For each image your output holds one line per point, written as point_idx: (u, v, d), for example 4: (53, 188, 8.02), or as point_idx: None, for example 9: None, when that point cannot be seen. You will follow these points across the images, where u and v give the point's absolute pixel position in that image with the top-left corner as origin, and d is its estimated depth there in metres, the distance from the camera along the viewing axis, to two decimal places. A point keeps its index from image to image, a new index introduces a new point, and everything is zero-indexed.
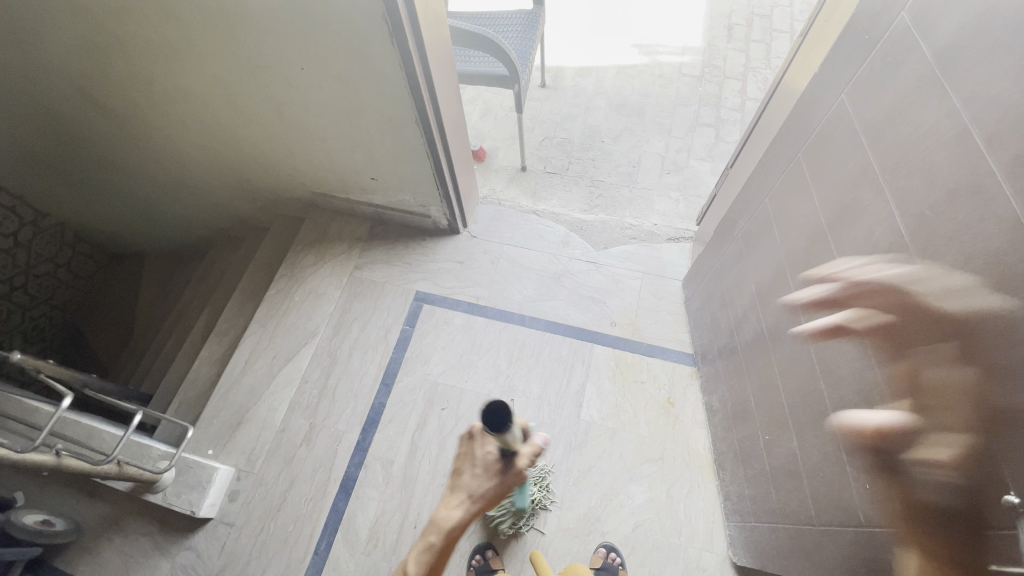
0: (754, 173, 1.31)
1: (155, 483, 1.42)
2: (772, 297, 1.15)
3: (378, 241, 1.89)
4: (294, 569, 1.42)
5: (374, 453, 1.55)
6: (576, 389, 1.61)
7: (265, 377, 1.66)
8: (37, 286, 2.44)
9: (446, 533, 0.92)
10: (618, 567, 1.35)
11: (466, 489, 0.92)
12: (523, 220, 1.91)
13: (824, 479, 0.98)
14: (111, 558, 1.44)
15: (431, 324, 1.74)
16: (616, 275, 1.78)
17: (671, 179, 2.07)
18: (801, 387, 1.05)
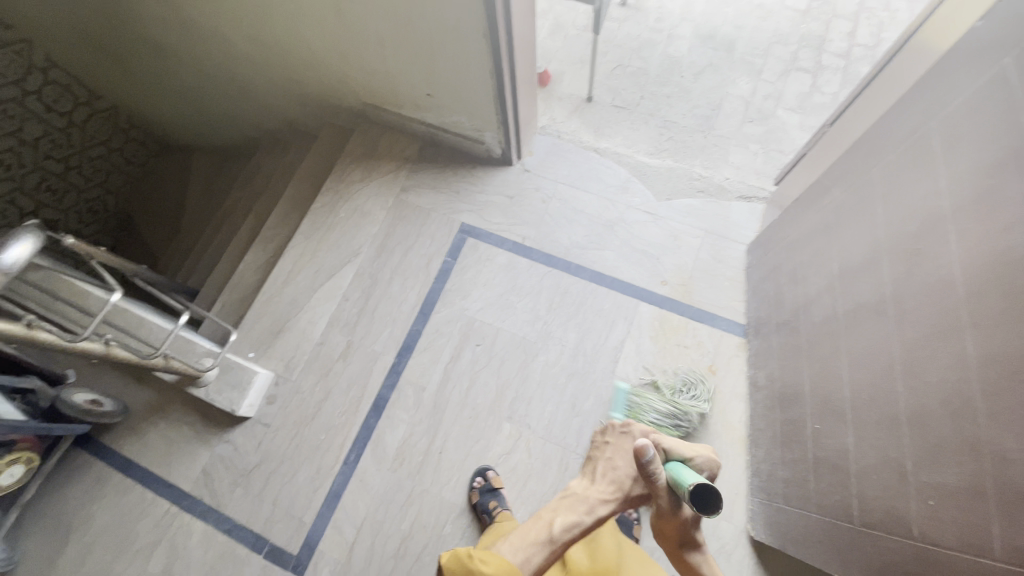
0: (862, 137, 1.14)
1: (198, 378, 1.49)
2: (857, 281, 1.04)
3: (427, 164, 1.80)
4: (324, 474, 1.49)
5: (407, 378, 1.57)
6: (615, 344, 1.56)
7: (306, 290, 1.67)
8: (91, 168, 2.54)
9: (594, 513, 0.96)
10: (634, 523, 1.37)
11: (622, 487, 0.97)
12: (582, 158, 1.78)
13: (878, 482, 0.92)
14: (158, 439, 1.55)
15: (474, 258, 1.68)
16: (675, 230, 1.66)
17: (752, 129, 1.87)
18: (871, 384, 0.96)
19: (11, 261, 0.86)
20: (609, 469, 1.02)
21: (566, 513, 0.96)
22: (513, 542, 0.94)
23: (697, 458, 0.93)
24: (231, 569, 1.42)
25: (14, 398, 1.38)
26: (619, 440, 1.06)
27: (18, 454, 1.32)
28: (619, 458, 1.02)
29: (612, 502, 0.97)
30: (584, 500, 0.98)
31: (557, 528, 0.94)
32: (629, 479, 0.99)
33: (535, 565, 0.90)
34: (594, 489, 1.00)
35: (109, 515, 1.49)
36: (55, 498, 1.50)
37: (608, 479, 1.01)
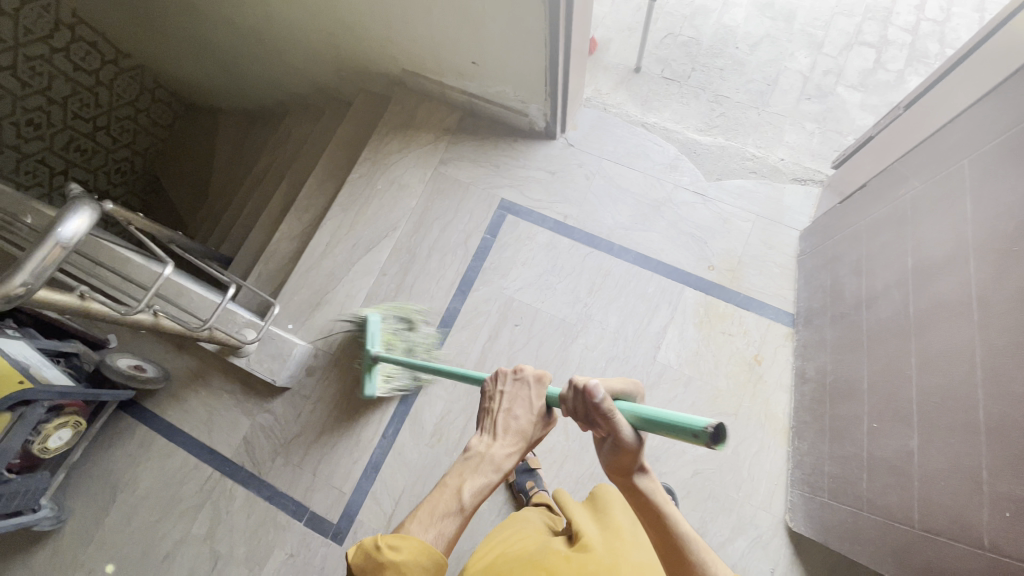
0: (952, 123, 1.05)
1: (240, 348, 1.49)
2: (936, 278, 0.99)
3: (466, 136, 1.74)
4: (363, 447, 1.51)
5: (445, 355, 1.56)
6: (657, 329, 1.53)
7: (344, 263, 1.65)
8: (119, 129, 2.50)
9: (503, 468, 0.82)
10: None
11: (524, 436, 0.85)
12: (629, 133, 1.71)
13: (946, 488, 0.89)
14: (199, 406, 1.58)
15: (514, 236, 1.64)
16: (725, 213, 1.60)
17: (809, 107, 1.77)
18: (944, 387, 0.92)
19: (71, 234, 0.83)
20: (509, 420, 0.86)
21: (476, 478, 0.80)
22: (425, 516, 0.76)
23: (621, 390, 0.77)
24: (273, 535, 1.46)
25: (59, 361, 1.41)
26: (512, 389, 0.88)
27: (66, 418, 1.34)
28: (519, 406, 0.87)
29: (518, 453, 0.84)
30: (490, 461, 0.82)
31: (468, 494, 0.78)
32: (533, 427, 0.86)
33: (450, 539, 0.75)
34: (499, 445, 0.84)
35: (153, 478, 1.53)
36: (101, 459, 1.55)
37: (508, 431, 0.85)
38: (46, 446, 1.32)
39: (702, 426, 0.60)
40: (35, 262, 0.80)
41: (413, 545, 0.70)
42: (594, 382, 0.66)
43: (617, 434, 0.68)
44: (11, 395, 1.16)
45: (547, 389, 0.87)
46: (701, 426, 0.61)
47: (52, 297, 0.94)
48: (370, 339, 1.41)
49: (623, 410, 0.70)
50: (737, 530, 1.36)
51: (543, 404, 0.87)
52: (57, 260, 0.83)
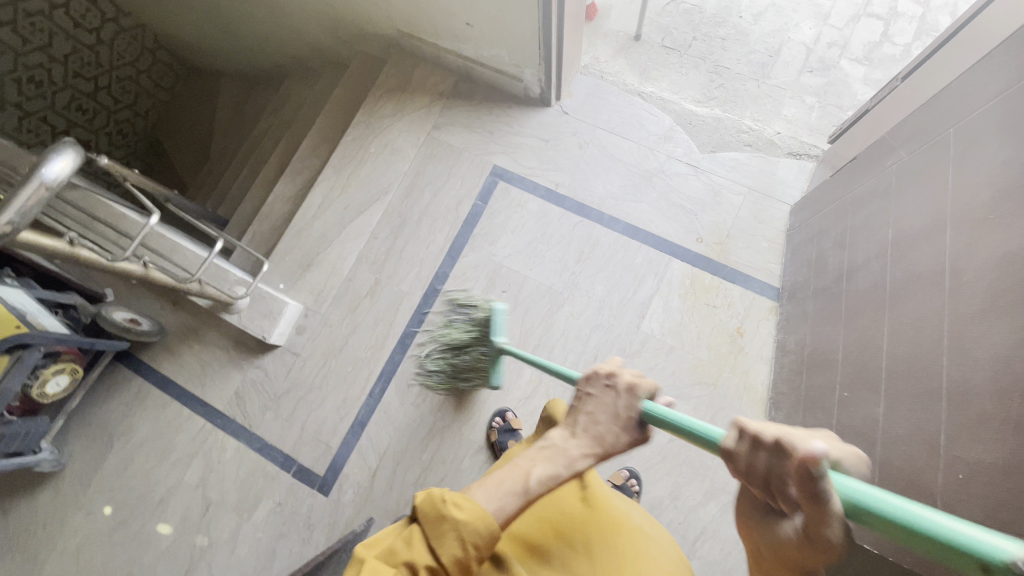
0: (943, 94, 1.04)
1: (231, 305, 1.52)
2: (913, 250, 0.99)
3: (461, 100, 1.73)
4: (351, 404, 1.55)
5: (433, 318, 1.59)
6: (642, 299, 1.54)
7: (336, 225, 1.66)
8: (120, 90, 2.51)
9: (576, 467, 0.72)
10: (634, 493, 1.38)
11: (603, 442, 0.75)
12: (624, 102, 1.69)
13: (904, 453, 0.91)
14: (192, 360, 1.62)
15: (504, 204, 1.65)
16: (717, 185, 1.59)
17: (811, 81, 1.74)
18: (912, 355, 0.93)
19: (55, 175, 0.85)
20: (591, 424, 0.77)
21: (547, 465, 0.71)
22: (490, 482, 0.68)
23: (844, 460, 0.56)
24: (262, 485, 1.51)
25: (58, 312, 1.45)
26: (601, 393, 0.79)
27: (63, 364, 1.39)
28: (604, 413, 0.77)
29: (595, 457, 0.74)
30: (566, 455, 0.73)
31: (535, 480, 0.69)
32: (614, 434, 0.76)
33: (511, 516, 0.67)
34: (577, 444, 0.74)
35: (148, 427, 1.58)
36: (98, 407, 1.60)
37: (587, 432, 0.76)
38: (44, 391, 1.37)
39: (998, 559, 0.43)
40: (21, 202, 0.82)
41: (473, 510, 0.63)
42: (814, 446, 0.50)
43: (820, 526, 0.52)
44: (7, 338, 1.20)
45: (638, 402, 0.78)
46: (998, 560, 0.43)
47: (42, 241, 0.97)
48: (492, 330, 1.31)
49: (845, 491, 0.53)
50: (709, 495, 1.40)
51: (631, 417, 0.78)
52: (42, 202, 0.85)
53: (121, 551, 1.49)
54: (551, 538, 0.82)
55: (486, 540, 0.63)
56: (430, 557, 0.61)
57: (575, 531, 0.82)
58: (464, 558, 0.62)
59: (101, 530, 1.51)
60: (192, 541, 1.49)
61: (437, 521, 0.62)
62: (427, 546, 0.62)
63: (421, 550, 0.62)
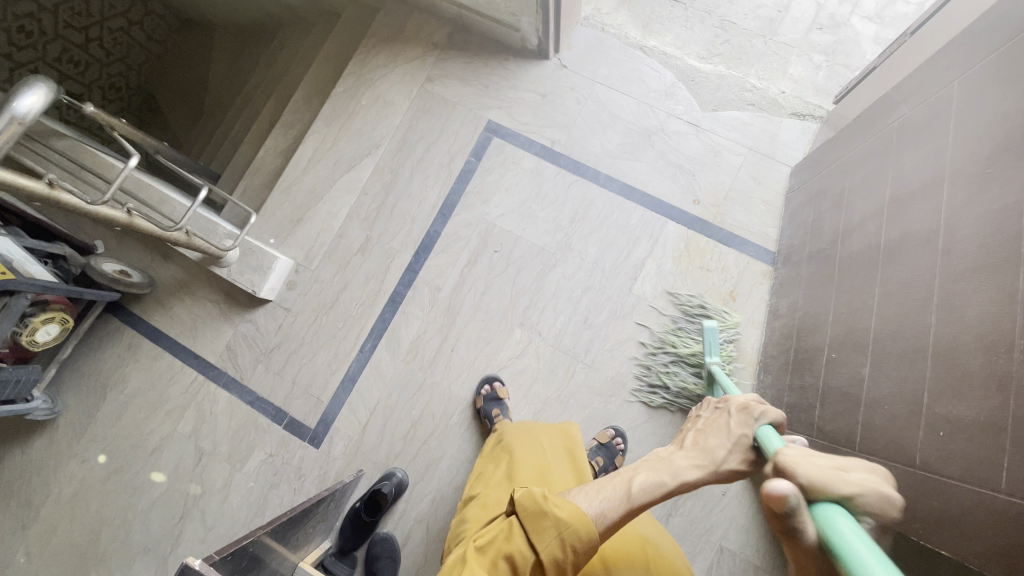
0: (950, 45, 0.99)
1: (221, 259, 1.50)
2: (909, 208, 0.96)
3: (455, 52, 1.68)
4: (341, 359, 1.55)
5: (424, 277, 1.57)
6: (636, 261, 1.52)
7: (327, 180, 1.63)
8: (112, 41, 2.42)
9: (682, 478, 0.72)
10: (618, 452, 1.40)
11: (714, 458, 0.73)
12: (626, 56, 1.63)
13: (889, 412, 0.91)
14: (183, 313, 1.62)
15: (498, 161, 1.61)
16: (717, 145, 1.55)
17: (819, 38, 1.67)
18: (901, 314, 0.92)
19: (26, 109, 0.82)
20: (701, 439, 0.76)
21: (649, 476, 0.73)
22: (590, 489, 0.74)
23: (856, 497, 0.57)
24: (253, 437, 1.53)
25: (47, 262, 1.44)
26: (711, 413, 0.79)
27: (52, 313, 1.38)
28: (716, 431, 0.76)
29: (707, 471, 0.73)
30: (670, 466, 0.74)
31: (637, 484, 0.72)
32: (725, 452, 0.74)
33: (612, 523, 0.70)
34: (685, 457, 0.74)
35: (140, 379, 1.59)
36: (90, 358, 1.61)
37: (696, 447, 0.76)
38: (34, 339, 1.37)
39: None
40: None
41: (576, 511, 0.69)
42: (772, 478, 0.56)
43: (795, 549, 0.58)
44: None
45: (755, 421, 0.74)
46: None
47: (17, 180, 0.95)
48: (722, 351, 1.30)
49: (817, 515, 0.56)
50: None
51: (747, 438, 0.73)
52: (14, 136, 0.82)
53: (116, 498, 1.53)
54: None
55: (583, 541, 0.68)
56: (528, 548, 0.68)
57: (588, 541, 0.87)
58: (561, 555, 0.68)
59: (97, 477, 1.54)
60: (186, 490, 1.52)
61: (538, 515, 0.69)
62: (525, 537, 0.69)
63: (521, 542, 0.68)
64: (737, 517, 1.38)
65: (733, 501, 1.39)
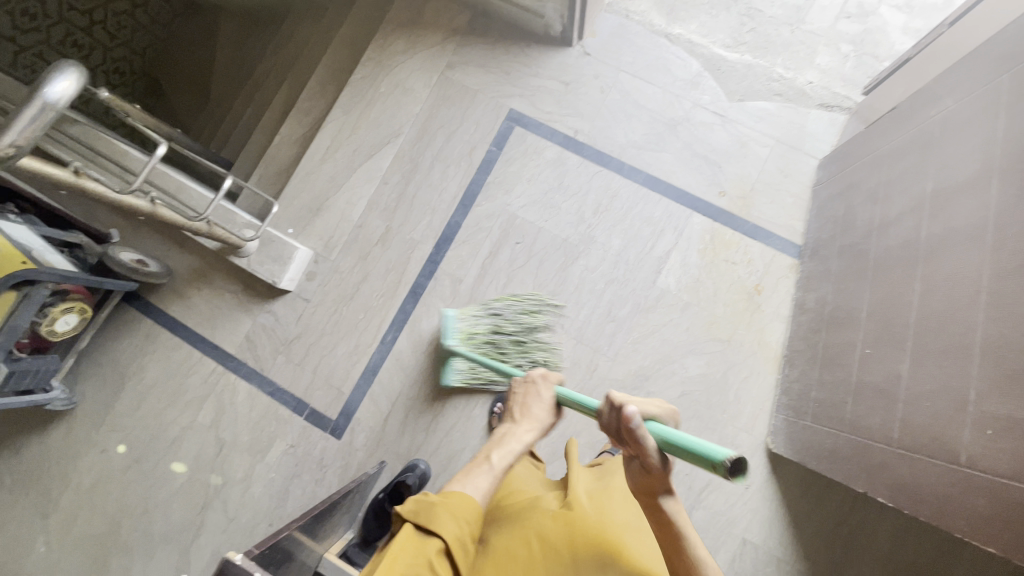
0: (998, 36, 0.97)
1: (241, 249, 1.48)
2: (956, 203, 0.95)
3: (476, 38, 1.64)
4: (362, 351, 1.54)
5: (445, 268, 1.56)
6: (660, 253, 1.50)
7: (346, 169, 1.61)
8: (116, 24, 2.37)
9: (524, 439, 1.00)
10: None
11: (538, 420, 1.04)
12: (651, 44, 1.60)
13: (931, 409, 0.90)
14: (201, 303, 1.61)
15: (521, 150, 1.59)
16: (744, 136, 1.53)
17: (847, 27, 1.64)
18: (946, 311, 0.91)
19: (58, 96, 0.80)
20: (527, 408, 1.06)
21: (503, 451, 0.97)
22: (463, 480, 0.91)
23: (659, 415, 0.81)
24: (274, 427, 1.53)
25: (64, 251, 1.42)
26: (527, 387, 1.09)
27: (71, 303, 1.37)
28: (534, 399, 1.07)
29: (536, 429, 1.03)
30: (515, 436, 1.00)
31: (496, 456, 0.96)
32: (543, 412, 1.05)
33: (487, 490, 0.90)
34: (522, 426, 1.02)
35: (159, 369, 1.58)
36: (107, 348, 1.59)
37: (525, 416, 1.05)
38: (53, 329, 1.36)
39: (719, 459, 0.64)
40: (23, 122, 0.78)
41: (458, 496, 0.84)
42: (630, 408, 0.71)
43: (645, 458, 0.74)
44: (15, 273, 1.18)
45: (553, 383, 1.08)
46: (718, 459, 0.64)
47: (46, 169, 0.93)
48: (446, 333, 1.42)
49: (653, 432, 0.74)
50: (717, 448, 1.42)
51: (551, 397, 1.07)
52: (46, 124, 0.80)
53: (136, 488, 1.52)
54: (535, 548, 0.90)
55: (470, 513, 0.83)
56: (435, 538, 0.77)
57: (558, 538, 0.91)
58: (461, 532, 0.80)
59: (116, 466, 1.54)
60: (207, 480, 1.51)
61: (428, 509, 0.79)
62: (428, 534, 0.77)
63: (425, 537, 0.77)
64: (759, 510, 1.39)
65: (756, 494, 1.40)
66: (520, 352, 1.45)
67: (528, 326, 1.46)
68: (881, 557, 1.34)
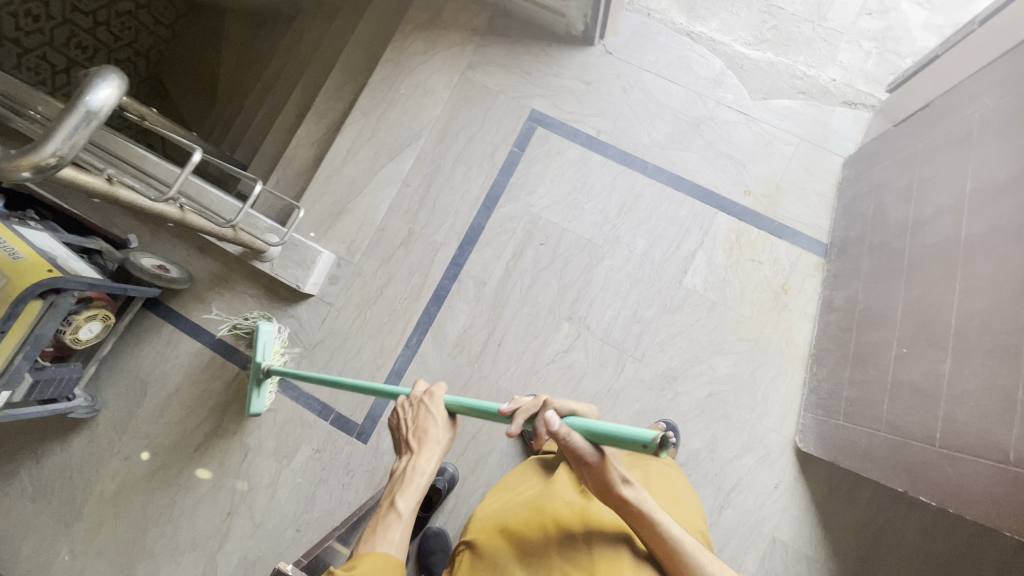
0: None
1: (264, 253, 1.48)
2: (998, 202, 0.95)
3: (496, 38, 1.63)
4: (387, 354, 1.53)
5: (469, 270, 1.55)
6: (686, 254, 1.50)
7: (367, 171, 1.60)
8: (120, 26, 2.34)
9: (424, 472, 0.91)
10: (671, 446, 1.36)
11: (437, 443, 0.94)
12: (673, 43, 1.59)
13: (975, 409, 0.90)
14: (222, 308, 1.59)
15: (543, 150, 1.58)
16: (768, 135, 1.52)
17: (869, 24, 1.63)
18: (990, 311, 0.91)
19: (100, 104, 0.78)
20: (423, 432, 0.96)
21: (408, 494, 0.89)
22: (373, 542, 0.82)
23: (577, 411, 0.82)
24: (299, 432, 1.52)
25: (84, 257, 1.41)
26: (418, 410, 0.99)
27: (95, 311, 1.35)
28: (429, 419, 0.97)
29: (438, 451, 0.94)
30: (416, 470, 0.91)
31: (401, 502, 0.87)
32: (440, 429, 0.95)
33: (401, 542, 0.83)
34: (421, 456, 0.92)
35: (181, 375, 1.57)
36: (128, 354, 1.58)
37: (423, 442, 0.94)
38: (77, 337, 1.35)
39: (649, 438, 0.64)
40: (66, 130, 0.76)
41: (367, 560, 0.77)
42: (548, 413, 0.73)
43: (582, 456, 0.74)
44: (42, 282, 1.16)
45: (439, 396, 0.99)
46: (646, 438, 0.64)
47: (82, 177, 0.91)
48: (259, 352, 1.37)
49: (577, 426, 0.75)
50: (746, 448, 1.42)
51: (443, 412, 0.97)
52: (89, 132, 0.79)
53: (161, 495, 1.51)
54: (547, 527, 0.88)
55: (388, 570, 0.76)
56: None
57: (571, 517, 0.88)
58: None
59: (140, 473, 1.53)
60: (232, 486, 1.51)
61: None
62: None
63: None
64: (789, 509, 1.39)
65: (786, 493, 1.40)
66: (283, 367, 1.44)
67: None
68: (911, 553, 1.35)
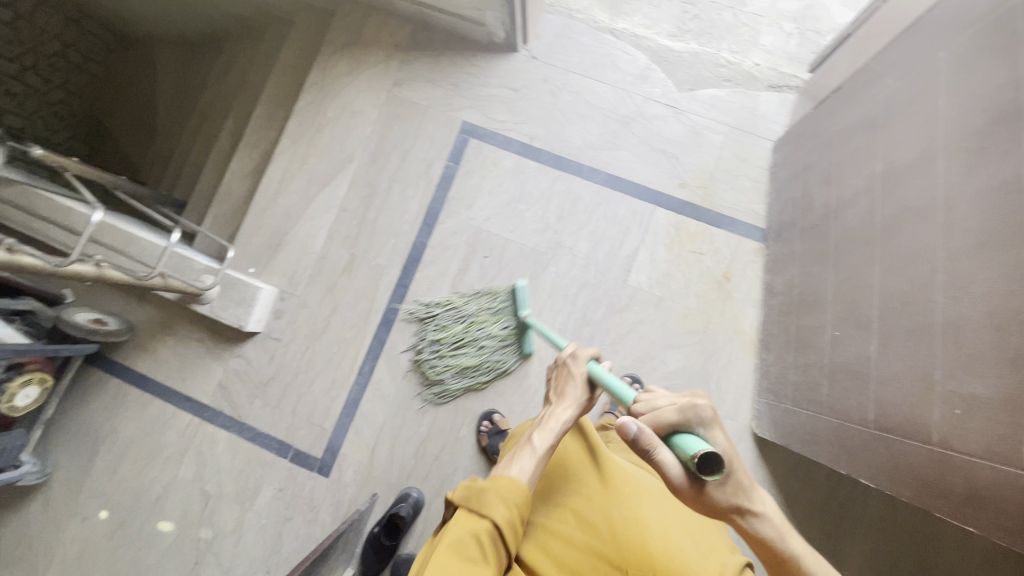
0: (933, 11, 0.98)
1: (201, 296, 1.44)
2: (906, 182, 0.96)
3: (420, 52, 1.61)
4: (341, 383, 1.51)
5: (415, 290, 1.53)
6: (628, 252, 1.50)
7: (302, 200, 1.57)
8: (49, 68, 2.20)
9: (563, 420, 0.92)
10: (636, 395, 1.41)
11: (577, 398, 0.95)
12: (596, 42, 1.58)
13: (901, 389, 0.91)
14: (169, 356, 1.56)
15: (478, 162, 1.56)
16: (698, 126, 1.53)
17: (787, 5, 1.65)
18: (907, 290, 0.92)
19: None
20: (567, 385, 0.98)
21: (544, 433, 0.90)
22: (507, 466, 0.86)
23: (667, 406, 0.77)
24: (259, 473, 1.49)
25: (15, 320, 1.36)
26: (567, 364, 1.01)
27: (29, 375, 1.31)
28: (571, 380, 0.98)
29: (576, 406, 0.95)
30: (552, 416, 0.93)
31: (537, 438, 0.89)
32: (585, 390, 0.96)
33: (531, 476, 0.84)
34: (558, 406, 0.95)
35: (133, 428, 1.53)
36: (75, 413, 1.54)
37: (565, 395, 0.97)
38: (14, 405, 1.30)
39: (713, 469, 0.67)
40: None
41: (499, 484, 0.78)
42: (623, 419, 0.73)
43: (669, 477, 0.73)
44: None
45: (585, 363, 0.99)
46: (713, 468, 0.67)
47: None
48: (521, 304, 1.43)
49: (676, 444, 0.72)
50: None
51: (587, 375, 0.98)
52: None
53: (124, 552, 1.48)
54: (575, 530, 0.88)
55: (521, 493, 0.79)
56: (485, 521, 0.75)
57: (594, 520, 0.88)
58: (510, 515, 0.76)
59: (100, 533, 1.49)
60: (196, 535, 1.48)
61: (478, 495, 0.78)
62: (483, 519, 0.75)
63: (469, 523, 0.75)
64: None
65: None
66: (462, 351, 1.46)
67: (432, 343, 1.49)
68: (869, 525, 1.38)
